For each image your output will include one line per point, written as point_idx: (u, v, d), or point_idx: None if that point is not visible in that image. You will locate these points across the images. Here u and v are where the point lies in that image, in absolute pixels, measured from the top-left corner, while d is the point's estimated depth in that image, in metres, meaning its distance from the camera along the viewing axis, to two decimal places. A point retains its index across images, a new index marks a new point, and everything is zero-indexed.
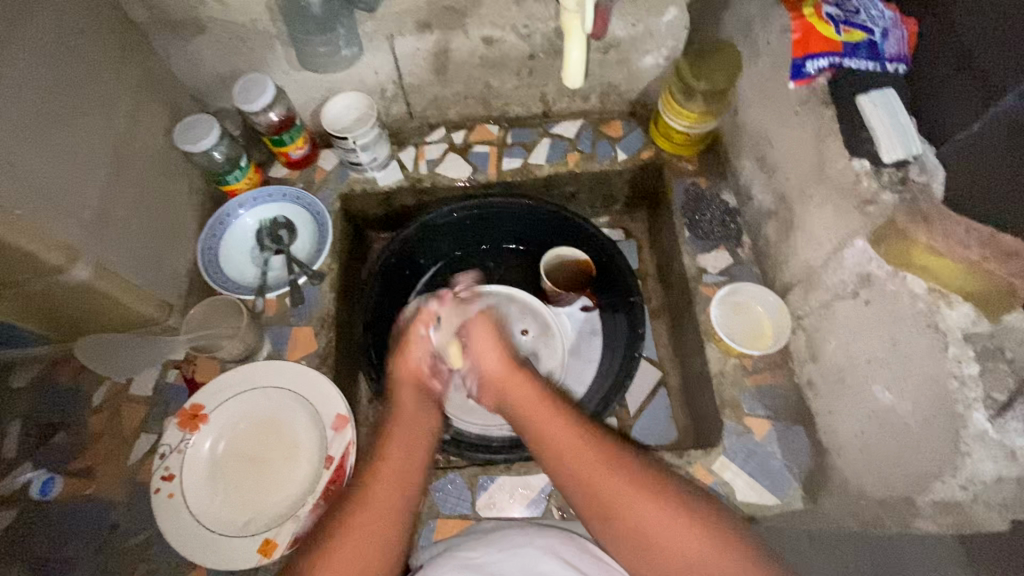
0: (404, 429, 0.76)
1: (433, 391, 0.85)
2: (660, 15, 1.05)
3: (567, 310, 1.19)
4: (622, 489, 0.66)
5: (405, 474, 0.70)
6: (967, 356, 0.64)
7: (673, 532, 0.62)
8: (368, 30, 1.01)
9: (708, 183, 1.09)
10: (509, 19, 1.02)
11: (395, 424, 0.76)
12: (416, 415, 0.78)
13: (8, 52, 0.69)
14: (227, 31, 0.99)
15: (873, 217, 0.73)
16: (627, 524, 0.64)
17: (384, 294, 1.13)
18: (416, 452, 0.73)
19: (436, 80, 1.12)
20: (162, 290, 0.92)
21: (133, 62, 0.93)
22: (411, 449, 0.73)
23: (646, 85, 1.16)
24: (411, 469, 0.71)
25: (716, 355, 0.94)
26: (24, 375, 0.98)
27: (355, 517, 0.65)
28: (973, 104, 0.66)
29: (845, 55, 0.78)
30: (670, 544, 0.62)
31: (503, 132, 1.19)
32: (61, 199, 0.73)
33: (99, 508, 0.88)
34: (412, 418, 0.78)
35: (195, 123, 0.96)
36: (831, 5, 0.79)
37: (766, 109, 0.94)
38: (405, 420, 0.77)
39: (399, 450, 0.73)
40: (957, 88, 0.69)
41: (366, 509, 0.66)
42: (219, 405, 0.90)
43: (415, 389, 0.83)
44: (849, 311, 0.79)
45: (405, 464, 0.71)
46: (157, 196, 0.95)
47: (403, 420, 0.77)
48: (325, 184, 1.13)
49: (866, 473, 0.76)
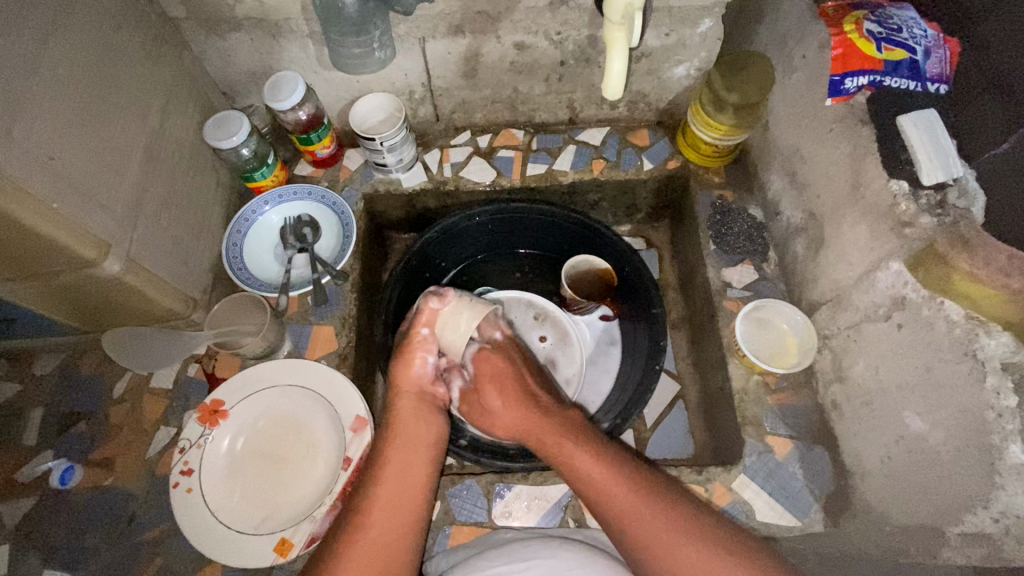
0: (400, 450, 0.75)
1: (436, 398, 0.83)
2: (695, 26, 1.03)
3: (586, 319, 1.18)
4: (615, 491, 0.70)
5: (403, 497, 0.71)
6: (1005, 388, 0.61)
7: (685, 551, 0.64)
8: (401, 32, 1.00)
9: (734, 197, 1.08)
10: (542, 25, 1.01)
11: (393, 446, 0.76)
12: (417, 431, 0.78)
13: (49, 46, 0.69)
14: (259, 29, 0.99)
15: (911, 240, 0.71)
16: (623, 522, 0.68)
17: (404, 296, 1.13)
18: (416, 471, 0.74)
19: (466, 84, 1.12)
20: (186, 284, 0.92)
21: (166, 57, 0.93)
22: (407, 470, 0.74)
23: (675, 95, 1.16)
24: (408, 491, 0.72)
25: (739, 372, 0.94)
26: (49, 363, 0.99)
27: (352, 549, 0.66)
28: (999, 121, 0.64)
29: (885, 74, 0.74)
30: (664, 549, 0.65)
31: (529, 137, 1.19)
32: (95, 193, 0.74)
33: (117, 499, 0.88)
34: (412, 434, 0.77)
35: (225, 120, 0.96)
36: (873, 22, 0.77)
37: (800, 125, 0.93)
38: (406, 438, 0.77)
39: (398, 469, 0.73)
40: (982, 106, 0.66)
41: (363, 538, 0.67)
42: (239, 401, 0.90)
43: (416, 401, 0.81)
44: (880, 334, 0.77)
45: (403, 487, 0.72)
46: (186, 191, 0.95)
47: (402, 437, 0.77)
48: (350, 184, 1.13)
49: (891, 499, 0.75)
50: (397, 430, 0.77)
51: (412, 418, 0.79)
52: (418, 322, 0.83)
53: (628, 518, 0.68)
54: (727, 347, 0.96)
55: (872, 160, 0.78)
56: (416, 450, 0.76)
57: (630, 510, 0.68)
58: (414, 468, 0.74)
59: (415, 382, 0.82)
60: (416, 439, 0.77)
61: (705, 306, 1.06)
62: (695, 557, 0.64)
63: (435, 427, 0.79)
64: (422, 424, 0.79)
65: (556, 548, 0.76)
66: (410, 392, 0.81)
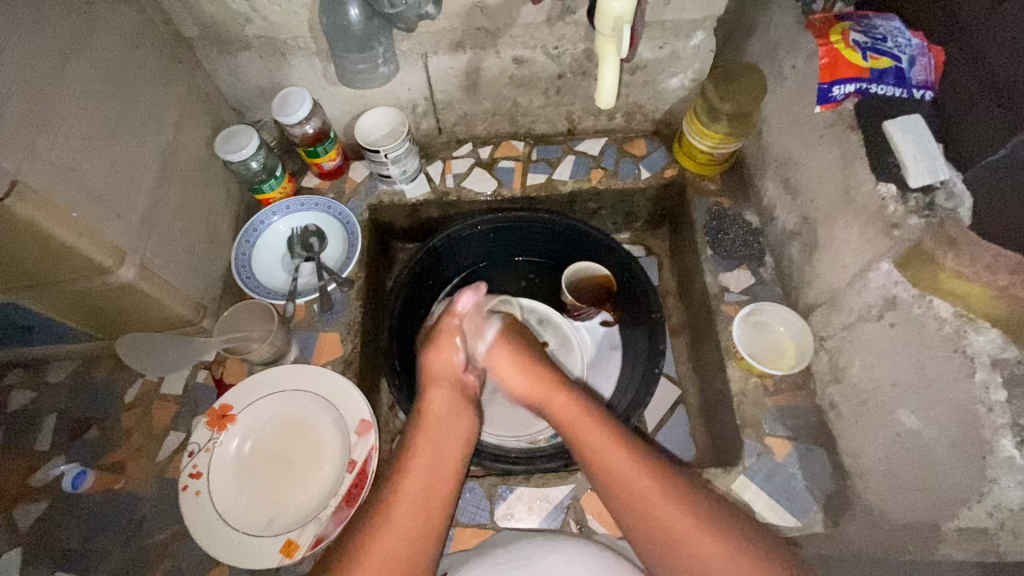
0: (428, 442, 0.75)
1: (467, 390, 0.85)
2: (688, 38, 1.07)
3: (587, 324, 1.20)
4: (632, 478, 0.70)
5: (431, 489, 0.70)
6: (995, 382, 0.63)
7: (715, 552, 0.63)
8: (405, 48, 1.04)
9: (730, 204, 1.10)
10: (541, 40, 1.05)
11: (421, 437, 0.76)
12: (448, 424, 0.78)
13: (72, 64, 0.73)
14: (268, 47, 1.03)
15: (900, 240, 0.73)
16: (642, 511, 0.68)
17: (407, 303, 1.16)
18: (447, 465, 0.74)
19: (467, 97, 1.15)
20: (196, 292, 0.95)
21: (180, 75, 0.98)
22: (436, 462, 0.73)
23: (670, 105, 1.20)
24: (436, 486, 0.71)
25: (737, 374, 0.95)
26: (62, 371, 1.02)
27: (376, 540, 0.65)
28: (996, 129, 0.66)
29: (872, 81, 0.77)
30: (683, 542, 0.65)
31: (529, 148, 1.22)
32: (113, 204, 0.77)
33: (127, 503, 0.90)
34: (443, 428, 0.78)
35: (235, 134, 0.99)
36: (858, 32, 0.80)
37: (792, 133, 0.96)
38: (436, 431, 0.77)
39: (427, 460, 0.73)
40: (981, 115, 0.68)
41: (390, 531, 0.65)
42: (247, 406, 0.92)
43: (449, 390, 0.82)
44: (873, 334, 0.79)
45: (431, 482, 0.71)
46: (197, 202, 0.99)
47: (433, 429, 0.77)
48: (355, 195, 1.16)
49: (889, 497, 0.76)
50: (425, 425, 0.77)
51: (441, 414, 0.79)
52: (447, 321, 0.88)
53: (645, 509, 0.68)
54: (726, 350, 0.97)
55: (860, 165, 0.80)
56: (444, 445, 0.76)
57: (647, 502, 0.68)
58: (443, 461, 0.74)
59: (448, 373, 0.84)
60: (442, 437, 0.77)
61: (704, 310, 1.07)
62: (715, 552, 0.63)
63: (468, 421, 0.81)
64: (453, 417, 0.80)
65: (555, 544, 0.78)
66: (442, 383, 0.83)
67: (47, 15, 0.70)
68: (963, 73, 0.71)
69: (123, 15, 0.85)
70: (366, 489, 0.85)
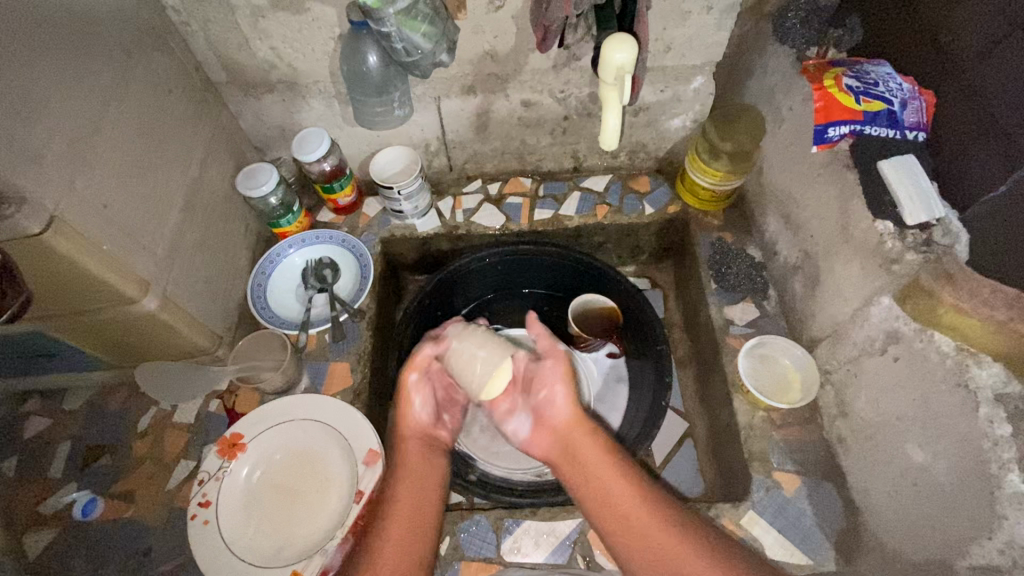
0: (411, 485, 0.71)
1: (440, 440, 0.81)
2: (688, 83, 1.12)
3: (594, 356, 1.20)
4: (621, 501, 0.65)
5: (417, 531, 0.66)
6: (999, 417, 0.63)
7: None
8: (419, 92, 1.10)
9: (734, 239, 1.13)
10: (547, 84, 1.10)
11: (402, 480, 0.71)
12: (427, 468, 0.74)
13: (110, 109, 0.78)
14: (290, 90, 1.09)
15: (899, 275, 0.75)
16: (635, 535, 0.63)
17: (416, 334, 1.18)
18: (428, 504, 0.69)
19: (477, 137, 1.20)
20: (213, 323, 0.98)
21: (207, 116, 1.03)
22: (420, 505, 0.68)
23: (673, 144, 1.24)
24: (422, 527, 0.67)
25: (744, 408, 0.95)
26: (78, 398, 1.04)
27: None
28: (997, 166, 0.68)
29: (865, 123, 0.81)
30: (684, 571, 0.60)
31: (536, 184, 1.27)
32: (140, 237, 0.81)
33: (136, 531, 0.91)
34: (420, 472, 0.73)
35: (255, 171, 1.04)
36: (851, 77, 0.84)
37: (791, 170, 0.99)
38: (413, 474, 0.72)
39: (404, 505, 0.68)
40: (980, 152, 0.70)
41: None
42: (257, 434, 0.93)
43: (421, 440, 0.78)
44: (877, 367, 0.80)
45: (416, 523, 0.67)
46: (218, 235, 1.03)
47: (410, 472, 0.72)
48: (369, 229, 1.20)
49: (901, 534, 0.75)
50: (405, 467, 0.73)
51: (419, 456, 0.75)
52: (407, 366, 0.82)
53: (641, 536, 0.63)
54: (732, 383, 0.98)
55: (857, 203, 0.83)
56: (428, 481, 0.72)
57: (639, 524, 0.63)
58: (425, 502, 0.70)
59: (418, 424, 0.80)
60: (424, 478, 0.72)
61: (709, 343, 1.08)
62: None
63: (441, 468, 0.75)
64: (427, 462, 0.75)
65: None
66: (413, 434, 0.78)
67: (92, 65, 0.76)
68: (958, 106, 0.74)
69: (157, 62, 0.90)
70: (373, 520, 0.85)
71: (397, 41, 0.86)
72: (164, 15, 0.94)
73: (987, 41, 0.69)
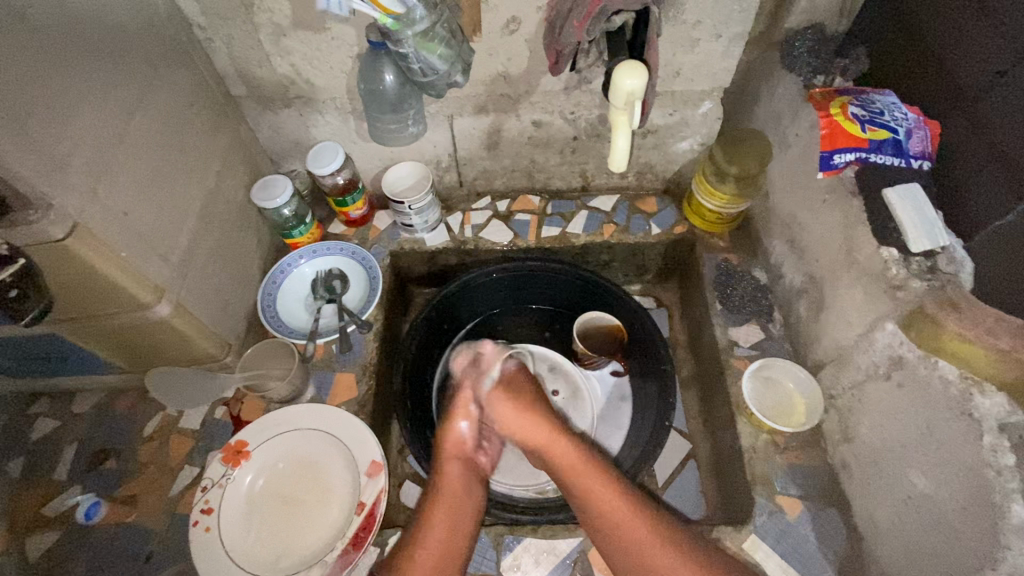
0: (443, 506, 0.80)
1: (478, 465, 0.89)
2: (696, 107, 1.15)
3: (598, 374, 1.21)
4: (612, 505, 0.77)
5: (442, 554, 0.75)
6: (1002, 447, 0.63)
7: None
8: (432, 110, 1.13)
9: (739, 261, 1.14)
10: (557, 106, 1.13)
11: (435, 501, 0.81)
12: (462, 493, 0.83)
13: (135, 120, 0.81)
14: (307, 105, 1.12)
15: (904, 302, 0.75)
16: (630, 549, 0.73)
17: (421, 347, 1.19)
18: (456, 531, 0.78)
19: (488, 155, 1.23)
20: (223, 331, 1.00)
21: (226, 129, 1.07)
22: (448, 527, 0.78)
23: (680, 166, 1.26)
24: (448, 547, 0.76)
25: (747, 430, 0.95)
26: (86, 401, 1.05)
27: None
28: (1007, 195, 0.68)
29: (871, 151, 0.83)
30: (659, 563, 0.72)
31: (544, 203, 1.29)
32: (158, 245, 0.83)
33: (138, 535, 0.91)
34: (453, 496, 0.82)
35: (270, 184, 1.06)
36: (856, 106, 0.86)
37: (796, 196, 1.00)
38: (448, 499, 0.81)
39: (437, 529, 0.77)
40: (990, 179, 0.71)
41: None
42: (262, 442, 0.94)
43: (462, 463, 0.87)
44: (882, 393, 0.80)
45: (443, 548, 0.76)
46: (231, 244, 1.05)
47: (444, 498, 0.81)
48: (378, 242, 1.22)
49: (904, 562, 0.74)
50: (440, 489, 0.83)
51: (454, 477, 0.85)
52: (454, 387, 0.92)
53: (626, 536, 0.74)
54: (736, 405, 0.98)
55: (862, 229, 0.84)
56: (458, 502, 0.82)
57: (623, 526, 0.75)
58: (456, 524, 0.79)
59: (459, 444, 0.88)
60: (457, 497, 0.82)
61: (713, 364, 1.09)
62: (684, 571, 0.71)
63: (477, 490, 0.85)
64: (464, 487, 0.84)
65: None
66: (454, 455, 0.87)
67: (121, 79, 0.79)
68: (965, 136, 0.76)
69: (181, 76, 0.93)
70: (374, 533, 0.85)
71: (413, 62, 0.89)
72: (190, 31, 0.97)
73: (993, 72, 0.70)
